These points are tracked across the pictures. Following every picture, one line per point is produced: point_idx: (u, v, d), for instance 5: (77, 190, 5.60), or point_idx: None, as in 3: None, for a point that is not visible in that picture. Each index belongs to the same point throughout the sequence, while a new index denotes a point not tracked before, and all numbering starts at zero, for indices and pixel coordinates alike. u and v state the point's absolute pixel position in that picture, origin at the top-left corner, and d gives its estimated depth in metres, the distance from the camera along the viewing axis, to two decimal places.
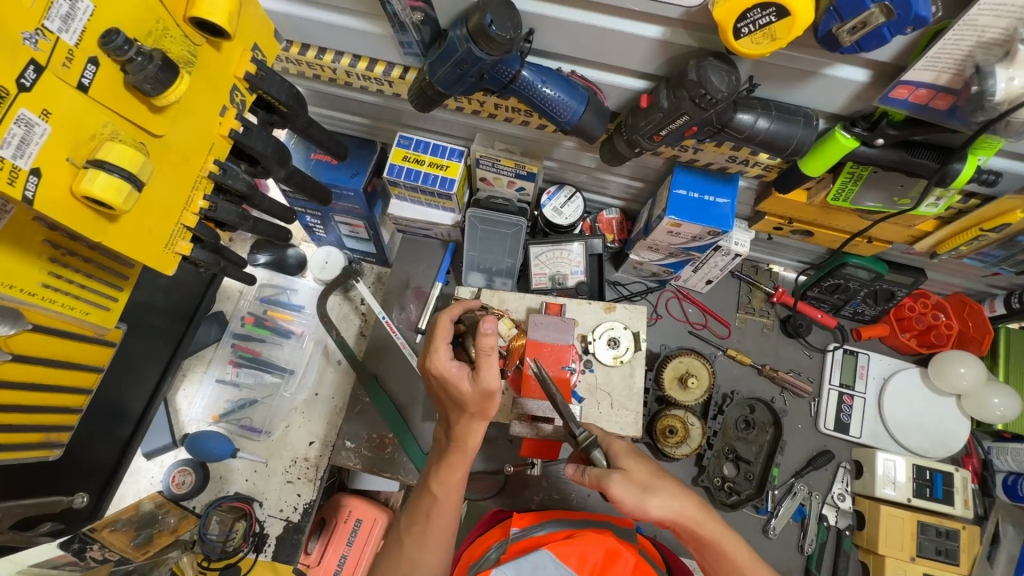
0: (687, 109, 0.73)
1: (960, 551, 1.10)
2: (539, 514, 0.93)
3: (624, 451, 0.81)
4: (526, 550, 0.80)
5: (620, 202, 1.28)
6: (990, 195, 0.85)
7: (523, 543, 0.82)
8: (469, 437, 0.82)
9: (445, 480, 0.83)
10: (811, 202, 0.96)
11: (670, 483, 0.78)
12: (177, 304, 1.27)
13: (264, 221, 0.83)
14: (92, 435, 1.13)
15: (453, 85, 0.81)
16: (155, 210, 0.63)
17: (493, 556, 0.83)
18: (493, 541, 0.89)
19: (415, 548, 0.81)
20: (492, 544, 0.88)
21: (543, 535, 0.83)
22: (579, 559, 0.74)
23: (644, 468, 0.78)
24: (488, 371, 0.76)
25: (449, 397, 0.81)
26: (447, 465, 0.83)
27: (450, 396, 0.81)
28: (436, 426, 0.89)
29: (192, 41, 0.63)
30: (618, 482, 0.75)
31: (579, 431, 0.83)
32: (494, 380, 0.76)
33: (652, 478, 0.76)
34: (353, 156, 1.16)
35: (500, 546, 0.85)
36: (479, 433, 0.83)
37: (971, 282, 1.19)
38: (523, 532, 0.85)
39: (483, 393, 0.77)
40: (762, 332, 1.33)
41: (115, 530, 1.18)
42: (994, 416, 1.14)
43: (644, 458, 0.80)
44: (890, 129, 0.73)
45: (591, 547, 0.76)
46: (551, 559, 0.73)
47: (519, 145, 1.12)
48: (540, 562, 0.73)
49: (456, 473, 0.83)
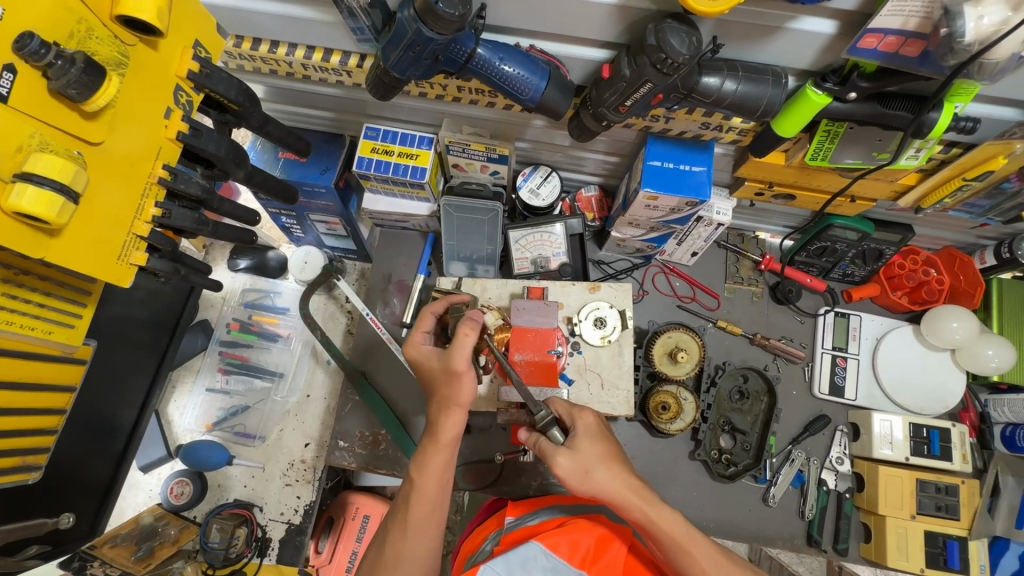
0: (650, 76, 0.70)
1: (960, 506, 1.10)
2: (536, 501, 0.92)
3: (587, 429, 0.82)
4: (518, 541, 0.79)
5: (598, 178, 1.25)
6: (972, 142, 0.82)
7: (517, 532, 0.81)
8: (444, 424, 0.84)
9: (426, 470, 0.81)
10: (789, 164, 0.93)
11: (621, 467, 0.77)
12: (157, 315, 1.26)
13: (223, 225, 0.80)
14: (85, 450, 1.15)
15: (409, 69, 0.78)
16: (100, 221, 0.61)
17: (488, 547, 0.83)
18: (489, 531, 0.89)
19: (400, 538, 0.79)
20: (488, 536, 0.88)
21: (536, 525, 0.82)
22: (570, 547, 0.73)
23: (595, 448, 0.79)
24: (455, 350, 0.83)
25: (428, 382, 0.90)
26: (425, 452, 0.84)
27: (427, 378, 0.89)
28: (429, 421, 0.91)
29: (124, 42, 0.60)
30: (562, 457, 0.78)
31: (539, 410, 0.86)
32: (457, 357, 0.83)
33: (598, 459, 0.77)
34: (320, 151, 1.14)
35: (494, 538, 0.85)
36: (458, 424, 0.84)
37: (960, 235, 1.17)
38: (516, 522, 0.85)
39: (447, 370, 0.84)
40: (752, 301, 1.31)
41: (115, 545, 1.18)
42: (989, 368, 1.13)
43: (605, 439, 0.81)
44: (861, 82, 0.70)
45: (582, 535, 0.76)
46: (541, 550, 0.72)
47: (488, 127, 1.08)
48: (531, 553, 0.71)
49: (441, 456, 0.82)
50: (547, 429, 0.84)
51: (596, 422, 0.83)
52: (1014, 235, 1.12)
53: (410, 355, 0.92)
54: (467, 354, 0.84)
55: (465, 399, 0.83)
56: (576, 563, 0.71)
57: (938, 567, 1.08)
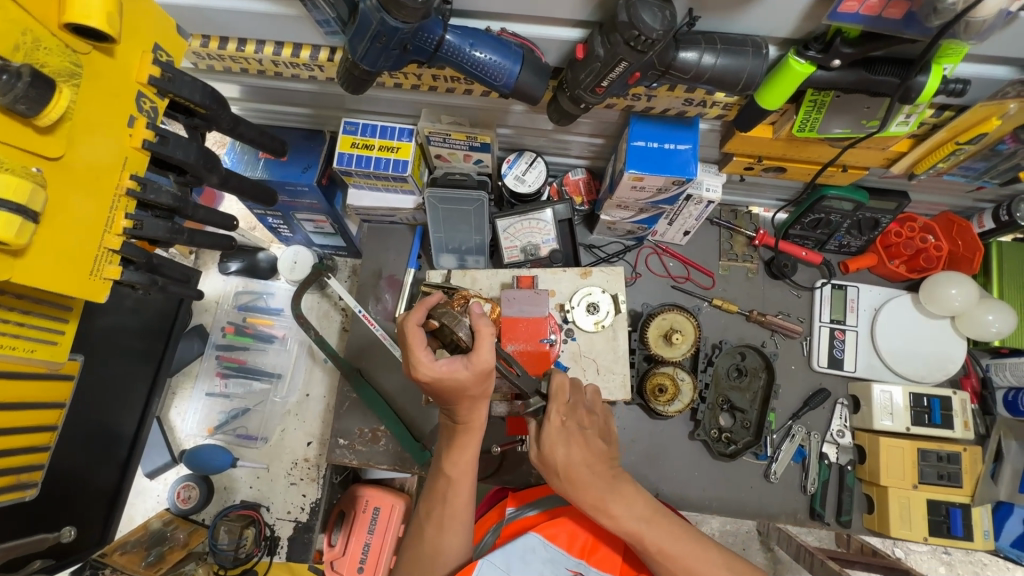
0: (624, 54, 0.67)
1: (962, 473, 1.09)
2: (536, 490, 0.92)
3: (557, 432, 0.79)
4: (517, 533, 0.80)
5: (585, 161, 1.23)
6: (963, 104, 0.79)
7: (515, 524, 0.82)
8: (474, 418, 0.80)
9: (460, 461, 0.80)
10: (776, 137, 0.91)
11: (587, 472, 0.76)
12: (150, 323, 1.26)
13: (202, 233, 0.79)
14: (89, 460, 1.14)
15: (378, 60, 0.76)
16: (68, 238, 0.60)
17: (489, 539, 0.84)
18: (490, 523, 0.90)
19: (436, 533, 0.78)
20: (489, 527, 0.89)
21: (535, 516, 0.82)
22: (568, 538, 0.76)
23: (566, 453, 0.77)
24: (484, 352, 0.74)
25: (448, 397, 0.77)
26: (457, 445, 0.81)
27: (451, 391, 0.75)
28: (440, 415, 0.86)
29: (76, 50, 0.59)
30: (535, 454, 0.80)
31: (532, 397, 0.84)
32: (492, 357, 0.75)
33: (565, 465, 0.76)
34: (302, 150, 1.13)
35: (495, 529, 0.86)
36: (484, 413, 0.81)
37: (958, 199, 1.14)
38: (516, 513, 0.85)
39: (481, 374, 0.75)
40: (747, 278, 1.29)
41: (125, 552, 1.23)
42: (989, 333, 1.12)
43: (576, 442, 0.78)
44: (844, 48, 0.67)
45: (579, 526, 0.79)
46: (540, 542, 0.73)
47: (468, 115, 1.06)
48: (530, 546, 0.72)
49: (472, 446, 0.81)
50: (538, 412, 0.83)
51: (566, 424, 0.79)
52: (1012, 196, 1.09)
53: (423, 378, 0.75)
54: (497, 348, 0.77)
55: (487, 396, 0.78)
56: (574, 552, 0.75)
57: (941, 535, 1.08)
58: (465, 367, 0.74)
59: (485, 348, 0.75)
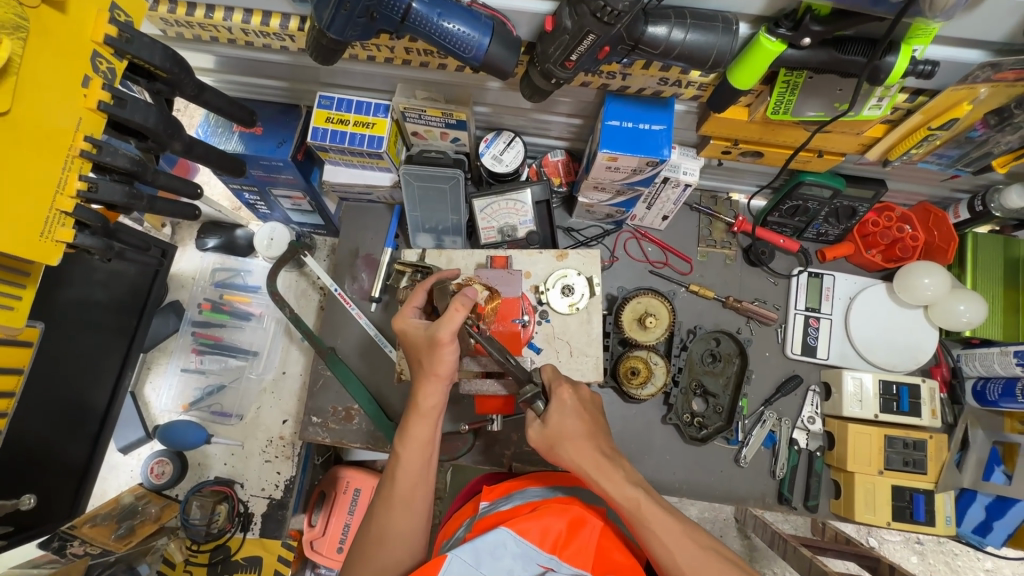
0: (590, 27, 0.66)
1: (927, 460, 1.11)
2: (513, 484, 0.87)
3: (560, 407, 0.82)
4: (490, 527, 0.71)
5: (564, 142, 1.22)
6: (936, 88, 0.79)
7: (488, 519, 0.74)
8: (425, 401, 0.83)
9: (411, 443, 0.81)
10: (751, 119, 0.91)
11: (586, 441, 0.78)
12: (122, 297, 1.24)
13: (164, 199, 0.78)
14: (57, 434, 1.14)
15: (345, 29, 0.74)
16: (16, 196, 0.59)
17: (460, 533, 0.77)
18: (463, 518, 0.85)
19: (386, 514, 0.78)
20: (461, 523, 0.84)
21: (509, 509, 0.75)
22: (542, 532, 0.66)
23: (567, 421, 0.80)
24: (443, 324, 0.80)
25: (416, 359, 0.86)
26: (408, 428, 0.83)
27: (412, 346, 0.86)
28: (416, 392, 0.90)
29: (24, 4, 0.58)
30: (535, 430, 0.82)
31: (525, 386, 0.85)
32: (445, 331, 0.80)
33: (566, 434, 0.79)
34: (277, 124, 1.11)
35: (468, 524, 0.79)
36: (440, 398, 0.83)
37: (935, 189, 1.14)
38: (489, 508, 0.79)
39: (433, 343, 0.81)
40: (724, 264, 1.29)
41: (95, 525, 1.22)
42: (960, 323, 1.12)
43: (580, 414, 0.81)
44: (814, 26, 0.66)
45: (553, 518, 0.68)
46: (511, 536, 0.64)
47: (443, 91, 1.04)
48: (500, 541, 0.63)
49: (425, 427, 0.82)
50: (532, 402, 0.84)
51: (572, 397, 0.83)
52: (987, 186, 1.10)
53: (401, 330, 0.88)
54: (455, 328, 0.80)
55: (443, 371, 0.82)
56: (547, 548, 0.65)
57: (904, 520, 1.10)
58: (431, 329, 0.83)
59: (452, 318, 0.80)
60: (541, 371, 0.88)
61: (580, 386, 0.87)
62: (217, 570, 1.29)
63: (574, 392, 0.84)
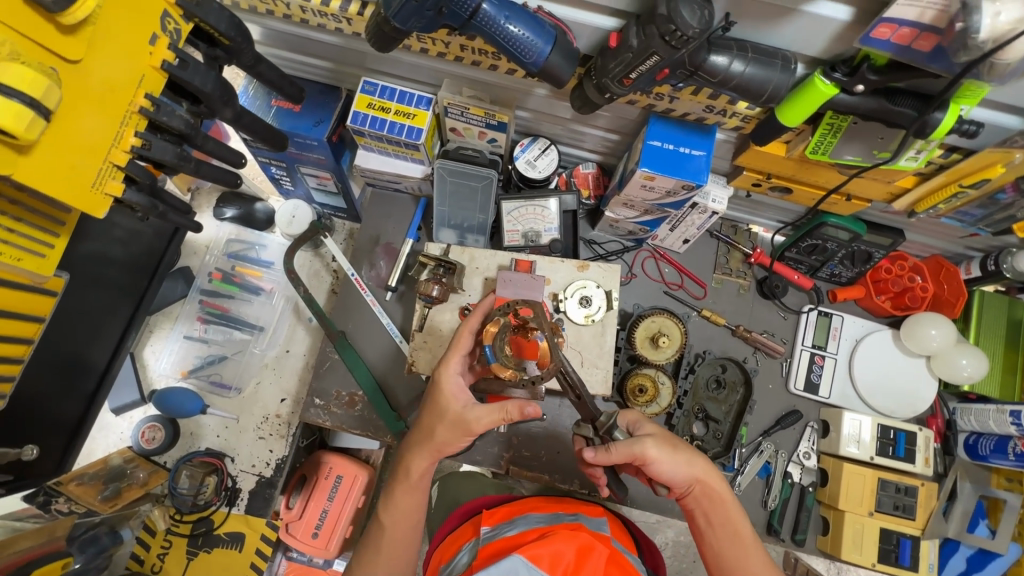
0: (656, 48, 0.68)
1: (917, 506, 1.13)
2: (512, 509, 0.88)
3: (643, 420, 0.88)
4: (498, 553, 0.72)
5: (597, 156, 1.23)
6: (971, 149, 0.82)
7: (494, 544, 0.75)
8: (415, 470, 0.84)
9: (395, 511, 0.84)
10: (789, 156, 0.93)
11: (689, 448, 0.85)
12: (137, 256, 1.23)
13: (209, 165, 0.77)
14: (53, 387, 1.11)
15: (411, 20, 0.74)
16: (75, 144, 0.59)
17: (463, 560, 0.79)
18: (462, 541, 0.85)
19: None
20: (461, 546, 0.84)
21: (514, 536, 0.75)
22: (552, 561, 0.66)
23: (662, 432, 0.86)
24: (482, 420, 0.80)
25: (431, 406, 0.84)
26: (392, 497, 0.85)
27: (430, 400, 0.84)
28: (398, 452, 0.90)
29: None
30: (651, 445, 0.80)
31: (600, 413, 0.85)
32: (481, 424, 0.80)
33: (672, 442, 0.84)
34: (315, 103, 1.11)
35: (471, 549, 0.80)
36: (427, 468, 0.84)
37: (949, 244, 1.18)
38: (493, 533, 0.79)
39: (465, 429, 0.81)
40: (738, 293, 1.31)
41: (81, 484, 1.21)
42: (961, 376, 1.15)
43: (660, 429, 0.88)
44: (870, 74, 0.69)
45: (563, 545, 0.69)
46: (523, 563, 0.65)
47: (488, 92, 1.06)
48: (511, 568, 0.64)
49: (414, 498, 0.84)
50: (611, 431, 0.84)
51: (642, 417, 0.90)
52: (1001, 248, 1.13)
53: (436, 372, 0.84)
54: (489, 424, 0.80)
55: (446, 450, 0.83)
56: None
57: (889, 563, 1.13)
58: (463, 406, 0.82)
59: (488, 418, 0.80)
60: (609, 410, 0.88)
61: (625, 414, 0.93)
62: (198, 542, 1.28)
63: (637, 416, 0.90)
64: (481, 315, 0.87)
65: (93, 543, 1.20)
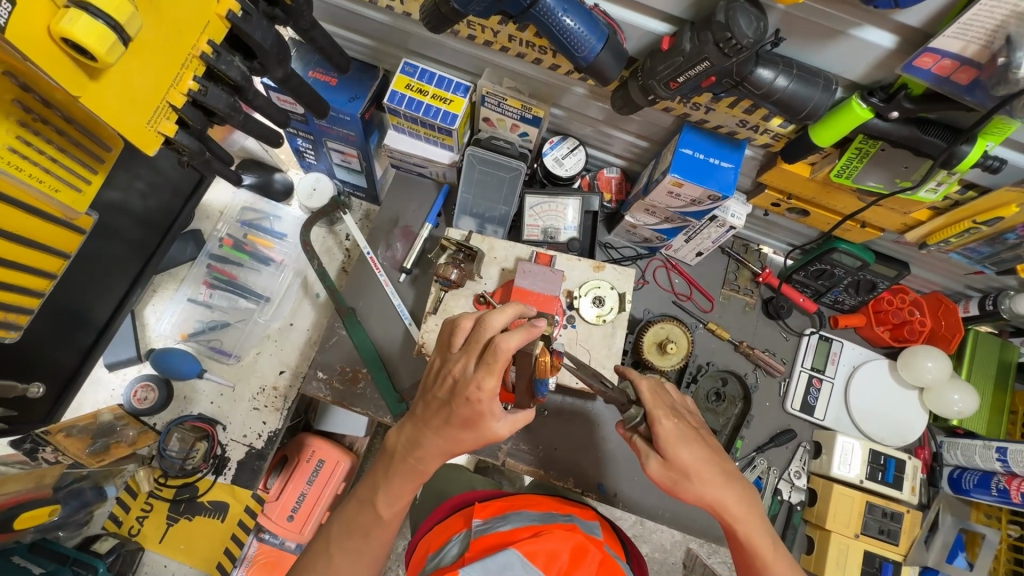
0: (709, 54, 0.70)
1: (901, 532, 1.16)
2: (505, 504, 0.85)
3: (670, 433, 0.76)
4: (491, 549, 0.70)
5: (622, 161, 1.26)
6: (987, 187, 0.86)
7: (487, 539, 0.73)
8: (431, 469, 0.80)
9: (396, 501, 0.81)
10: (812, 177, 0.96)
11: (714, 471, 0.76)
12: (153, 212, 1.22)
13: (255, 120, 0.77)
14: (51, 335, 1.07)
15: (471, 3, 0.76)
16: (139, 76, 0.60)
17: (454, 550, 0.77)
18: (453, 531, 0.82)
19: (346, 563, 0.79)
20: (452, 536, 0.81)
21: (507, 532, 0.73)
22: (548, 558, 0.66)
23: (687, 454, 0.75)
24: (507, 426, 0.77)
25: (445, 400, 0.76)
26: (398, 489, 0.80)
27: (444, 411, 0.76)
28: (389, 435, 0.84)
29: None
30: (654, 464, 0.78)
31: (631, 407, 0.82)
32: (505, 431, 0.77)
33: (690, 468, 0.75)
34: (352, 79, 1.12)
35: (462, 540, 0.78)
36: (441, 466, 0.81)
37: (950, 281, 1.23)
38: (485, 526, 0.77)
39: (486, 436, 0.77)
40: (743, 310, 1.33)
41: (69, 435, 1.17)
42: (952, 411, 1.19)
43: (690, 440, 0.76)
44: (906, 103, 0.72)
45: (558, 544, 0.69)
46: (519, 559, 0.65)
47: (527, 85, 1.08)
48: (507, 562, 0.64)
49: (410, 485, 0.80)
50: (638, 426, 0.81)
51: (677, 425, 0.77)
52: (999, 289, 1.18)
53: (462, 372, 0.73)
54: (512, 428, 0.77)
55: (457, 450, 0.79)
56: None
57: None
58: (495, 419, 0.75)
59: (516, 423, 0.78)
60: (636, 379, 0.82)
61: (679, 409, 0.81)
62: (180, 508, 1.26)
63: (675, 420, 0.77)
64: (526, 336, 0.69)
65: (77, 497, 1.19)
